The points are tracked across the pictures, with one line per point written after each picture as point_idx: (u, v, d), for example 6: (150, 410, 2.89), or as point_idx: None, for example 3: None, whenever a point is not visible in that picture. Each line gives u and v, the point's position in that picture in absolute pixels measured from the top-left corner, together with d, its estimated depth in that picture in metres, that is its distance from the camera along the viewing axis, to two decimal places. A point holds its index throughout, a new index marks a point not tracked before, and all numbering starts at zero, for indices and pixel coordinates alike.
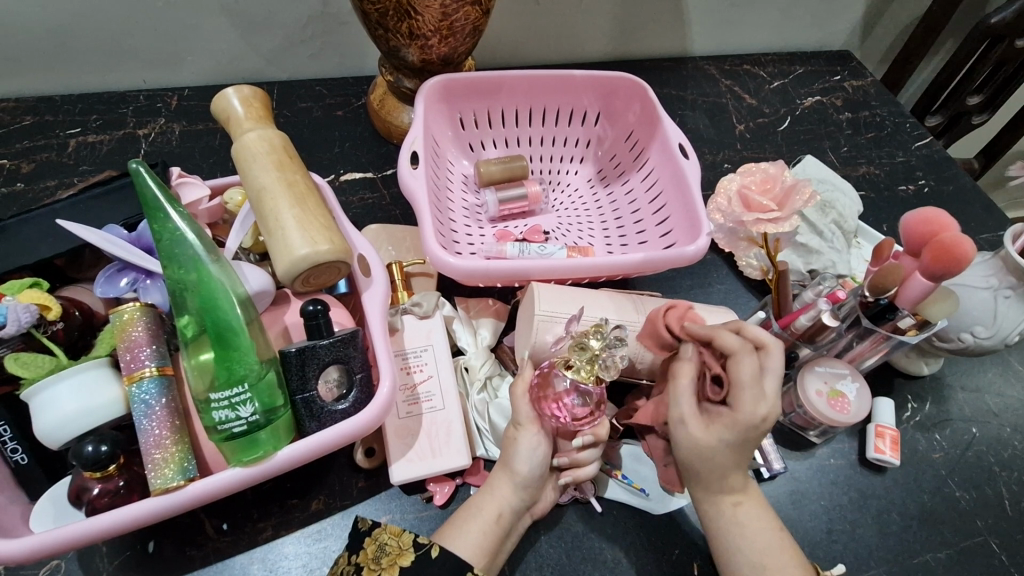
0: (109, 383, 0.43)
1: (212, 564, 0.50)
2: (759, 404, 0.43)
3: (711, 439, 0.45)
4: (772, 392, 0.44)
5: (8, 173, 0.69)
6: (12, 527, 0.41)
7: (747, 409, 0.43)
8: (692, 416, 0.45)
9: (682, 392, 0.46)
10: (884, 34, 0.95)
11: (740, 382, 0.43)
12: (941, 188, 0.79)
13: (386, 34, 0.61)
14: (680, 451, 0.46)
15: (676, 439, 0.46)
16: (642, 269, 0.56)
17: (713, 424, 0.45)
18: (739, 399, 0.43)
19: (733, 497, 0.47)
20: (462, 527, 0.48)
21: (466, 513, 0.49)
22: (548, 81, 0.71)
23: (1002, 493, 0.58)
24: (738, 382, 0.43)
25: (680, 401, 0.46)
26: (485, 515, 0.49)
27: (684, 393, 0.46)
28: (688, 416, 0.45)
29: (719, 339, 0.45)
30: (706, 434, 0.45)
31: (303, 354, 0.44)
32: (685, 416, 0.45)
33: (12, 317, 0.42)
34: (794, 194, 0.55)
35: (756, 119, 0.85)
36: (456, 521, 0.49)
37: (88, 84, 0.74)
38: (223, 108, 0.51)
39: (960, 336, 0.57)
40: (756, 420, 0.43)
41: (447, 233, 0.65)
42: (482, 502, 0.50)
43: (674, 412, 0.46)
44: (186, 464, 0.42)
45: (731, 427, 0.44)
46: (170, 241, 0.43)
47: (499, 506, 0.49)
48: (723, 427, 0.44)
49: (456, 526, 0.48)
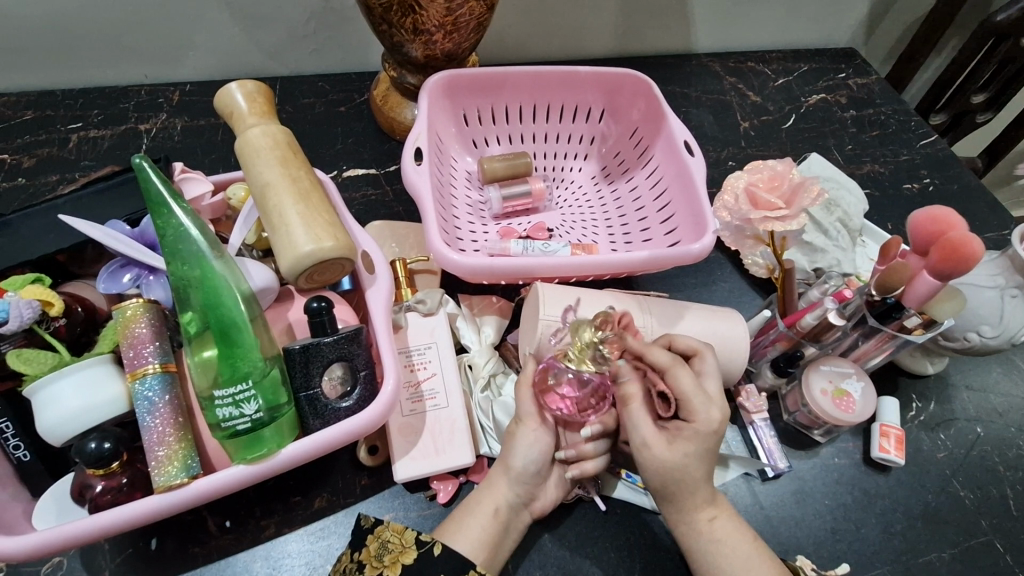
0: (112, 380, 0.43)
1: (215, 562, 0.50)
2: (710, 411, 0.46)
3: (677, 457, 0.46)
4: (715, 395, 0.47)
5: (9, 168, 0.69)
6: (13, 524, 0.41)
7: (702, 416, 0.46)
8: (655, 438, 0.46)
9: (638, 418, 0.47)
10: (889, 31, 0.95)
11: (685, 394, 0.46)
12: (946, 187, 0.78)
13: (390, 29, 0.61)
14: (652, 474, 0.47)
15: (646, 464, 0.47)
16: (647, 267, 0.56)
17: (675, 440, 0.46)
18: (691, 409, 0.46)
19: (708, 513, 0.48)
20: (460, 521, 0.48)
21: (463, 508, 0.49)
22: (552, 78, 0.70)
23: (1006, 493, 0.57)
24: (683, 395, 0.46)
25: (640, 426, 0.47)
26: (482, 510, 0.49)
27: (640, 417, 0.47)
28: (653, 439, 0.46)
29: (650, 356, 0.48)
30: (671, 452, 0.46)
31: (308, 351, 0.44)
32: (648, 440, 0.46)
33: (14, 314, 0.41)
34: (801, 192, 0.55)
35: (761, 116, 0.84)
36: (455, 516, 0.49)
37: (89, 79, 0.74)
38: (226, 103, 0.51)
39: (966, 335, 0.57)
40: (711, 427, 0.46)
41: (450, 230, 0.64)
42: (480, 496, 0.50)
43: (636, 439, 0.47)
44: (190, 462, 0.42)
45: (693, 438, 0.46)
46: (175, 236, 0.43)
47: (497, 502, 0.49)
48: (686, 441, 0.46)
49: (452, 521, 0.49)
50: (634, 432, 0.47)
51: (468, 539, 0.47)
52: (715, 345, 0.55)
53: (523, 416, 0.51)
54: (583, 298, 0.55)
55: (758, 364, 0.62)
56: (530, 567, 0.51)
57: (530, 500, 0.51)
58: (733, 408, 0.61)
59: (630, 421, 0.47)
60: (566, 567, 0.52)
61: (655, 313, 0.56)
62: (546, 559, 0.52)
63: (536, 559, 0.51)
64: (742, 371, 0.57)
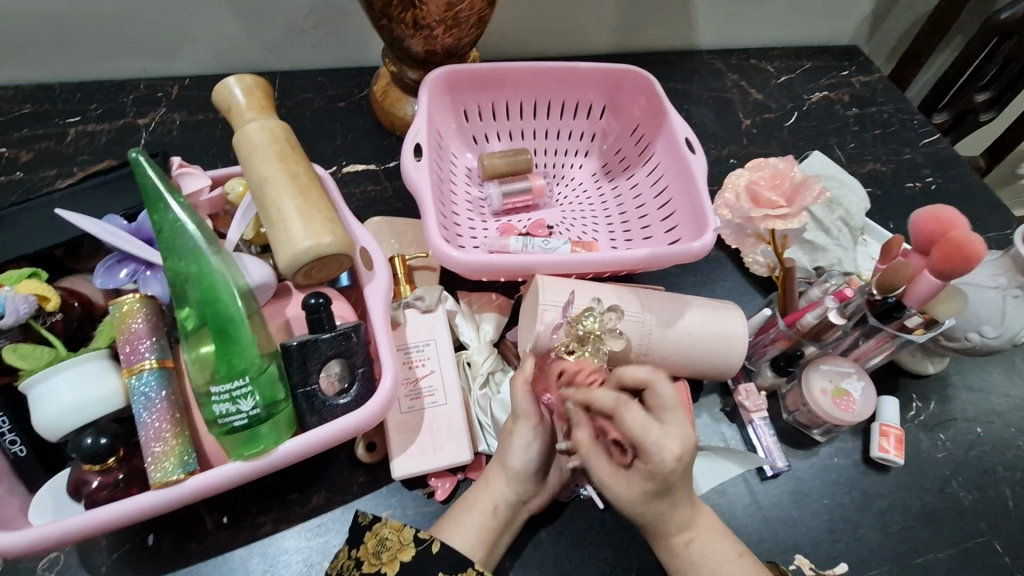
0: (109, 375, 0.43)
1: (212, 557, 0.50)
2: (660, 451, 0.43)
3: (634, 494, 0.46)
4: (671, 431, 0.43)
5: (7, 162, 0.68)
6: (9, 519, 0.41)
7: (651, 456, 0.43)
8: (611, 479, 0.46)
9: (592, 459, 0.46)
10: (893, 29, 0.94)
11: (635, 435, 0.43)
12: (948, 186, 0.78)
13: (390, 24, 0.60)
14: (618, 508, 0.47)
15: (609, 500, 0.47)
16: (647, 264, 0.56)
17: (631, 479, 0.46)
18: (643, 450, 0.43)
19: (683, 536, 0.47)
20: (458, 518, 0.48)
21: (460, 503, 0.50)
22: (553, 74, 0.70)
23: (1005, 494, 0.57)
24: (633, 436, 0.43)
25: (593, 470, 0.46)
26: (480, 509, 0.49)
27: (592, 459, 0.46)
28: (610, 478, 0.46)
29: (596, 401, 0.46)
30: (629, 490, 0.46)
31: (305, 347, 0.44)
32: (605, 483, 0.46)
33: (10, 308, 0.41)
34: (804, 189, 0.55)
35: (763, 114, 0.84)
36: (452, 511, 0.49)
37: (87, 73, 0.74)
38: (224, 98, 0.50)
39: (967, 335, 0.57)
40: (664, 467, 0.43)
41: (450, 226, 0.64)
42: (477, 495, 0.50)
43: (593, 480, 0.47)
44: (187, 458, 0.42)
45: (649, 476, 0.44)
46: (172, 232, 0.43)
47: (494, 499, 0.49)
48: (643, 480, 0.45)
49: (450, 517, 0.49)
50: (591, 475, 0.47)
51: (467, 537, 0.47)
52: (714, 343, 0.55)
53: (518, 415, 0.50)
54: (575, 287, 0.54)
55: (758, 363, 0.61)
56: (527, 565, 0.51)
57: (527, 498, 0.51)
58: (733, 407, 0.61)
59: (585, 464, 0.47)
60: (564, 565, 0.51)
61: (655, 309, 0.55)
62: (544, 556, 0.52)
63: (534, 557, 0.51)
64: (738, 368, 0.57)
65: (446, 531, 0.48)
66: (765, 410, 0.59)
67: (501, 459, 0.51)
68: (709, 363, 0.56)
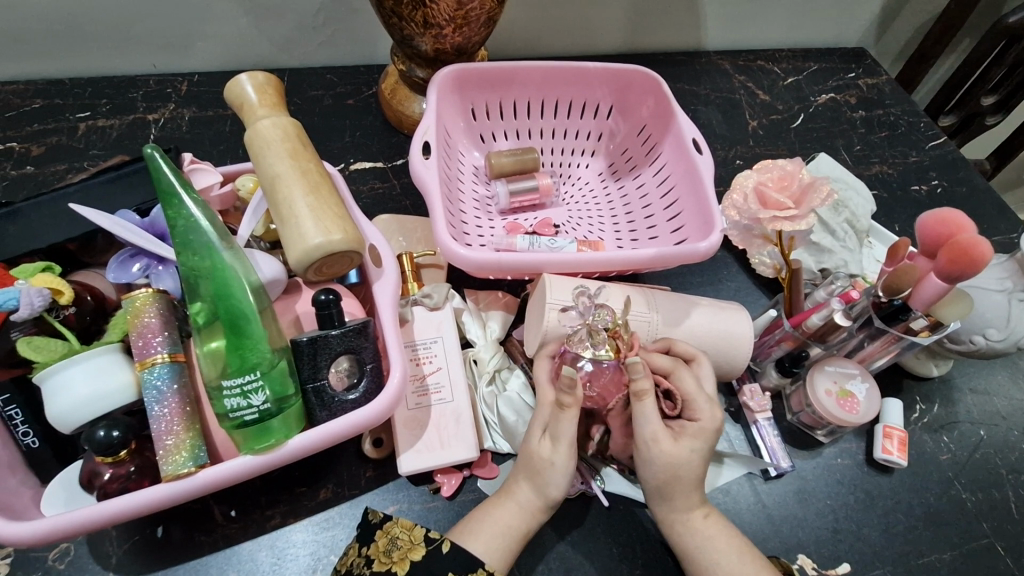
0: (121, 368, 0.43)
1: (221, 550, 0.50)
2: (711, 410, 0.49)
3: (684, 451, 0.47)
4: (714, 397, 0.50)
5: (18, 156, 0.69)
6: (22, 510, 0.41)
7: (703, 413, 0.48)
8: (663, 433, 0.47)
9: (649, 413, 0.46)
10: (901, 32, 0.94)
11: (690, 394, 0.49)
12: (954, 189, 0.78)
13: (400, 22, 0.61)
14: (658, 470, 0.47)
15: (653, 458, 0.47)
16: (654, 264, 0.56)
17: (680, 437, 0.48)
18: (697, 409, 0.48)
19: (703, 510, 0.49)
20: (495, 542, 0.47)
21: (481, 518, 0.48)
22: (562, 74, 0.70)
23: (1008, 496, 0.58)
24: (689, 396, 0.49)
25: (650, 422, 0.47)
26: (511, 535, 0.47)
27: (651, 412, 0.47)
28: (662, 434, 0.47)
29: (653, 362, 0.50)
30: (678, 447, 0.47)
31: (316, 343, 0.44)
32: (658, 435, 0.47)
33: (24, 301, 0.42)
34: (811, 192, 0.55)
35: (770, 115, 0.84)
36: (473, 522, 0.48)
37: (98, 68, 0.74)
38: (236, 95, 0.50)
39: (972, 338, 0.57)
40: (715, 425, 0.48)
41: (457, 224, 0.64)
42: (507, 522, 0.48)
43: (646, 434, 0.47)
44: (198, 451, 0.42)
45: (699, 434, 0.48)
46: (185, 226, 0.43)
47: (526, 526, 0.48)
48: (692, 438, 0.48)
49: (482, 539, 0.47)
50: (643, 425, 0.47)
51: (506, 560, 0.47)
52: (721, 344, 0.55)
53: (562, 439, 0.48)
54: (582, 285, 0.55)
55: (763, 364, 0.62)
56: (532, 561, 0.51)
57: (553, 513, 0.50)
58: (737, 407, 0.61)
59: (640, 415, 0.47)
60: (569, 561, 0.52)
61: (661, 309, 0.56)
62: (549, 552, 0.52)
63: (538, 553, 0.52)
64: (743, 369, 0.57)
65: (485, 556, 0.46)
66: (770, 410, 0.60)
67: (540, 483, 0.48)
68: (715, 363, 0.56)
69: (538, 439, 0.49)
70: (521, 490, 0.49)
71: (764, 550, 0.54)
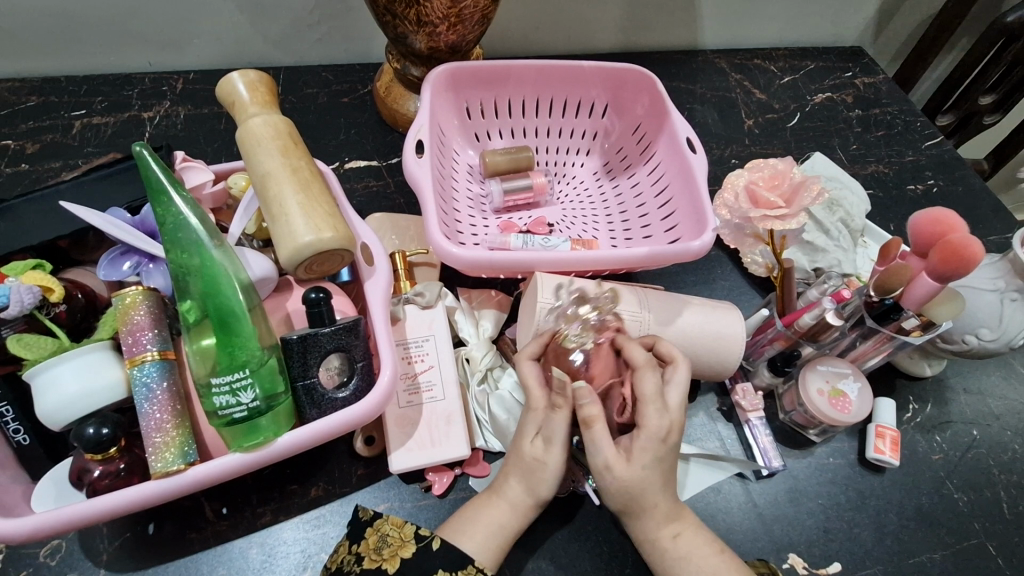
0: (111, 365, 0.43)
1: (212, 547, 0.50)
2: (658, 417, 0.46)
3: (635, 472, 0.46)
4: (672, 405, 0.48)
5: (12, 153, 0.69)
6: (12, 506, 0.42)
7: (649, 423, 0.46)
8: (616, 458, 0.46)
9: (600, 438, 0.46)
10: (898, 31, 0.94)
11: (645, 398, 0.47)
12: (950, 188, 0.78)
13: (394, 20, 0.61)
14: (612, 492, 0.47)
15: (606, 484, 0.47)
16: (645, 263, 0.56)
17: (632, 455, 0.47)
18: (644, 418, 0.46)
19: (672, 529, 0.48)
20: (491, 543, 0.47)
21: (476, 518, 0.48)
22: (556, 72, 0.70)
23: (1000, 496, 0.57)
24: (643, 398, 0.47)
25: (599, 449, 0.46)
26: (504, 534, 0.47)
27: (601, 439, 0.46)
28: (613, 457, 0.46)
29: (630, 352, 0.49)
30: (630, 468, 0.46)
31: (306, 341, 0.44)
32: (610, 462, 0.46)
33: (14, 298, 0.42)
34: (802, 191, 0.55)
35: (766, 114, 0.84)
36: (467, 519, 0.48)
37: (93, 66, 0.74)
38: (228, 93, 0.50)
39: (965, 338, 0.57)
40: (661, 432, 0.46)
41: (451, 223, 0.64)
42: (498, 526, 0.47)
43: (598, 463, 0.46)
44: (187, 449, 0.43)
45: (648, 450, 0.46)
46: (175, 224, 0.43)
47: (517, 528, 0.48)
48: (644, 456, 0.46)
49: (477, 540, 0.46)
50: (594, 454, 0.46)
51: (499, 559, 0.47)
52: (713, 343, 0.55)
53: (553, 439, 0.48)
54: (574, 283, 0.55)
55: (755, 363, 0.62)
56: (522, 559, 0.52)
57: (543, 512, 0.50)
58: (730, 406, 0.61)
59: (590, 444, 0.46)
60: (560, 559, 0.52)
61: (653, 308, 0.55)
62: (539, 550, 0.52)
63: (527, 551, 0.52)
64: (736, 368, 0.57)
65: (482, 558, 0.46)
66: (762, 410, 0.60)
67: (533, 484, 0.48)
68: (707, 362, 0.56)
69: (531, 437, 0.49)
70: (513, 490, 0.49)
71: (754, 549, 0.54)
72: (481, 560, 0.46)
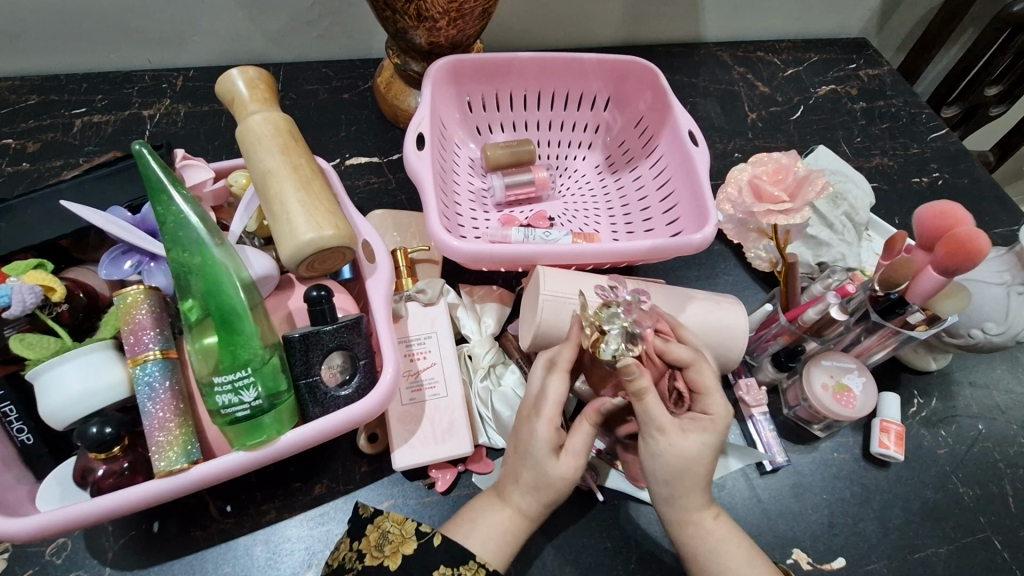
0: (114, 365, 0.43)
1: (217, 545, 0.50)
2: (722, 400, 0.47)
3: (693, 446, 0.46)
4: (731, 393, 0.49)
5: (14, 152, 0.69)
6: (16, 505, 0.42)
7: (717, 408, 0.47)
8: (671, 424, 0.46)
9: (658, 405, 0.45)
10: (902, 22, 0.93)
11: (707, 388, 0.48)
12: (955, 181, 0.77)
13: (394, 15, 0.60)
14: (667, 464, 0.46)
15: (658, 453, 0.46)
16: (648, 257, 0.55)
17: (688, 429, 0.47)
18: (710, 403, 0.47)
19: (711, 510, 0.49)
20: (497, 550, 0.46)
21: (481, 521, 0.47)
22: (557, 64, 0.70)
23: (1006, 490, 0.57)
24: (706, 389, 0.48)
25: (656, 415, 0.45)
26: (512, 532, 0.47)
27: (656, 407, 0.45)
28: (672, 432, 0.45)
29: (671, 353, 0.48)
30: (685, 440, 0.46)
31: (308, 339, 0.44)
32: (665, 426, 0.45)
33: (16, 299, 0.42)
34: (806, 185, 0.55)
35: (769, 107, 0.83)
36: (474, 523, 0.47)
37: (92, 64, 0.74)
38: (227, 90, 0.50)
39: (970, 332, 0.56)
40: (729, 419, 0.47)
41: (451, 217, 0.64)
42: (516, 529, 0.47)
43: (652, 427, 0.46)
44: (190, 447, 0.42)
45: (709, 428, 0.47)
46: (175, 224, 0.43)
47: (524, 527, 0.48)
48: (702, 431, 0.46)
49: (485, 544, 0.46)
50: (650, 421, 0.45)
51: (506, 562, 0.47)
52: (718, 338, 0.55)
53: (579, 452, 0.47)
54: (572, 277, 0.54)
55: (759, 358, 0.61)
56: (525, 555, 0.52)
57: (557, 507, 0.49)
58: (733, 402, 0.61)
59: (644, 414, 0.45)
60: (563, 556, 0.52)
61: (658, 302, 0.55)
62: (542, 546, 0.52)
63: (529, 549, 0.52)
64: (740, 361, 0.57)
65: (488, 557, 0.46)
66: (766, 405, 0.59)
67: (550, 499, 0.47)
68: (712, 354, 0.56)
69: (554, 460, 0.46)
70: (523, 501, 0.47)
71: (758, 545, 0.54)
72: (487, 560, 0.46)
